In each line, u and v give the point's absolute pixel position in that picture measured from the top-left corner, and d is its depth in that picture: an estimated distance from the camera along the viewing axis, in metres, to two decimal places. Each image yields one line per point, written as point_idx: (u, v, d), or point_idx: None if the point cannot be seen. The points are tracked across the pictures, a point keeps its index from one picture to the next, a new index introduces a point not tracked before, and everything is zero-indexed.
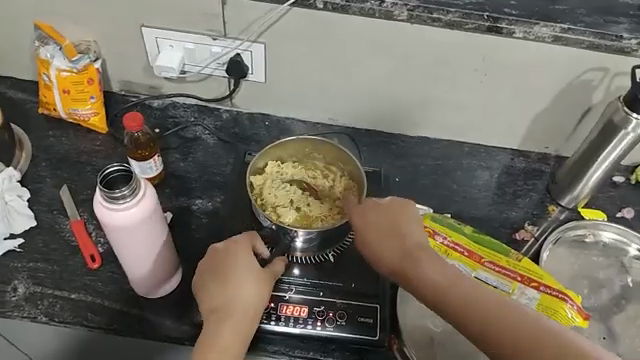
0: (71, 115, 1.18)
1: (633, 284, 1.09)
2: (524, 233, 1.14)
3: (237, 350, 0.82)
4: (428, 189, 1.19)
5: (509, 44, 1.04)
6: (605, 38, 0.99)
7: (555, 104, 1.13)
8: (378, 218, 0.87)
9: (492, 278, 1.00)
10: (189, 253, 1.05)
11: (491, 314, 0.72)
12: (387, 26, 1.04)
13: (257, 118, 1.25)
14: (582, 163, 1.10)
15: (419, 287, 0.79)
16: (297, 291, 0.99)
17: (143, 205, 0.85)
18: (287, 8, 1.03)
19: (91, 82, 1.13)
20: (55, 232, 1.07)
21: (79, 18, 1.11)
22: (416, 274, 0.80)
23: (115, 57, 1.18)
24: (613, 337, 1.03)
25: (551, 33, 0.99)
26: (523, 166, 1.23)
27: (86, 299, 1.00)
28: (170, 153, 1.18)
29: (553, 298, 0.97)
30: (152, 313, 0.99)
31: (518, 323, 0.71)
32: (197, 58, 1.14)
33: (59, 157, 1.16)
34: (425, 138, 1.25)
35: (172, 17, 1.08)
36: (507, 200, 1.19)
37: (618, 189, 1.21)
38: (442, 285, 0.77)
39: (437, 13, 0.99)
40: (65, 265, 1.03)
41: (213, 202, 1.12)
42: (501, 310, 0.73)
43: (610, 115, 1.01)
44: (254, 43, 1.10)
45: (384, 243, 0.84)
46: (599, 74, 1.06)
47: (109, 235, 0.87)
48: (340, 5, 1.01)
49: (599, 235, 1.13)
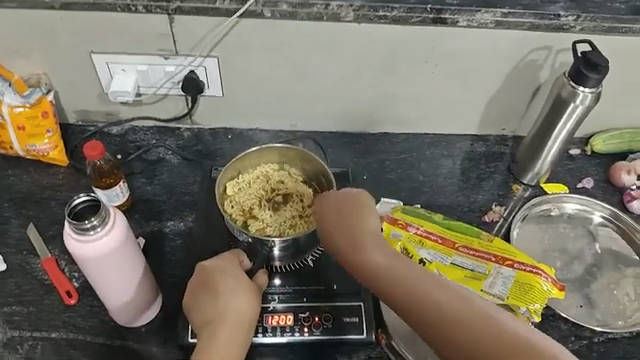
0: (29, 151, 1.15)
1: (601, 251, 1.14)
2: (492, 215, 1.17)
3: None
4: (396, 183, 1.21)
5: (456, 33, 1.07)
6: (544, 18, 1.03)
7: (506, 86, 1.17)
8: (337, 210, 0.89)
9: (467, 262, 1.03)
10: (168, 276, 1.04)
11: (463, 317, 0.75)
12: (336, 28, 1.06)
13: (219, 132, 1.24)
14: (539, 140, 1.14)
15: (382, 284, 0.80)
16: (280, 300, 0.99)
17: (114, 234, 0.84)
18: (236, 20, 1.04)
19: (45, 115, 1.10)
20: (27, 272, 1.04)
21: (26, 52, 1.09)
22: (378, 269, 0.81)
23: (68, 87, 1.16)
24: (589, 303, 1.07)
25: (492, 18, 1.03)
26: (484, 150, 1.27)
27: (68, 336, 0.98)
28: (135, 178, 1.17)
29: (527, 274, 1.00)
30: (137, 342, 0.97)
31: (489, 323, 0.74)
32: (151, 80, 1.13)
33: (22, 195, 1.13)
34: (387, 134, 1.28)
35: (122, 42, 1.07)
36: (472, 184, 1.22)
37: (575, 161, 1.26)
38: (401, 277, 0.80)
39: (383, 10, 1.02)
40: (41, 304, 1.01)
41: (185, 222, 1.11)
42: (471, 310, 0.75)
43: (558, 91, 1.05)
44: (207, 58, 1.10)
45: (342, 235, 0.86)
46: (544, 53, 1.10)
47: (84, 268, 0.86)
48: (287, 12, 1.02)
49: (564, 208, 1.19)
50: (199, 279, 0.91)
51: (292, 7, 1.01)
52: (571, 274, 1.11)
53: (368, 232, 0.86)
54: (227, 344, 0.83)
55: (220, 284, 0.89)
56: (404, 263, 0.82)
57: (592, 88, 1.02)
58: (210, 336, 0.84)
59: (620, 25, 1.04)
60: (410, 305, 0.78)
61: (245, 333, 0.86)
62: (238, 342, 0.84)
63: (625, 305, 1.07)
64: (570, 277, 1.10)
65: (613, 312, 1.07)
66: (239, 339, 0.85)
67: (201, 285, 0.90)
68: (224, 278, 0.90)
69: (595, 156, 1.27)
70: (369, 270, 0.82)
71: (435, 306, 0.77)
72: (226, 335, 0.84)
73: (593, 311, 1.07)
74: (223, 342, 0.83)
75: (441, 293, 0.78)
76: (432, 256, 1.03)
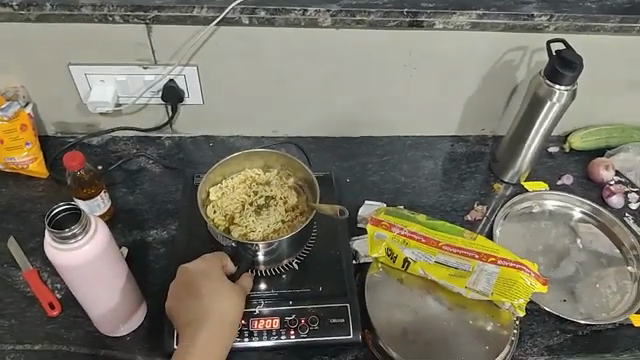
0: (8, 164, 1.14)
1: (583, 246, 1.15)
2: (475, 213, 1.18)
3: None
4: (379, 186, 1.22)
5: (432, 36, 1.09)
6: (518, 18, 1.05)
7: (483, 87, 1.19)
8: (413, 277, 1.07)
9: (452, 260, 1.02)
10: (152, 284, 1.04)
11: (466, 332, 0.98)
12: (313, 32, 1.07)
13: (201, 141, 1.24)
14: (518, 138, 1.16)
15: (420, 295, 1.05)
16: (266, 304, 0.99)
17: (96, 241, 0.83)
18: (214, 27, 1.04)
19: (24, 128, 1.10)
20: (8, 285, 1.03)
21: (3, 65, 1.09)
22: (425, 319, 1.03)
23: (46, 99, 1.15)
24: (573, 298, 1.09)
25: (468, 21, 1.05)
26: (464, 150, 1.28)
27: (51, 348, 0.96)
28: (117, 188, 1.16)
29: (511, 269, 0.98)
30: (122, 351, 0.96)
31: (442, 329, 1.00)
32: (131, 89, 1.13)
33: (1, 209, 1.12)
34: (368, 137, 1.28)
35: (101, 53, 1.07)
36: (454, 184, 1.23)
37: (555, 159, 1.28)
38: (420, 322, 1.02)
39: (359, 15, 1.03)
40: (23, 317, 0.99)
41: (168, 230, 1.11)
42: None
43: (535, 90, 1.07)
44: (185, 67, 1.10)
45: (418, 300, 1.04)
46: (519, 53, 1.12)
47: (66, 277, 0.85)
48: (265, 19, 1.02)
49: (544, 204, 1.21)
50: (183, 281, 0.91)
51: (270, 14, 1.01)
52: (554, 269, 1.12)
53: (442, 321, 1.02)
54: (207, 350, 0.86)
55: (204, 287, 0.90)
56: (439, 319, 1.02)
57: (568, 86, 1.04)
58: (192, 336, 0.87)
59: (593, 23, 1.06)
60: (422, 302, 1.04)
61: (225, 340, 0.88)
62: (217, 348, 0.87)
63: (608, 298, 1.09)
64: (552, 272, 1.11)
65: (597, 306, 1.08)
66: (218, 345, 0.87)
67: (184, 288, 0.90)
68: (208, 281, 0.90)
69: (573, 153, 1.29)
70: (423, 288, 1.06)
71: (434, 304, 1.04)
72: (206, 340, 0.86)
73: (576, 305, 1.08)
74: (201, 348, 0.86)
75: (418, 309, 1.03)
76: (416, 256, 1.04)
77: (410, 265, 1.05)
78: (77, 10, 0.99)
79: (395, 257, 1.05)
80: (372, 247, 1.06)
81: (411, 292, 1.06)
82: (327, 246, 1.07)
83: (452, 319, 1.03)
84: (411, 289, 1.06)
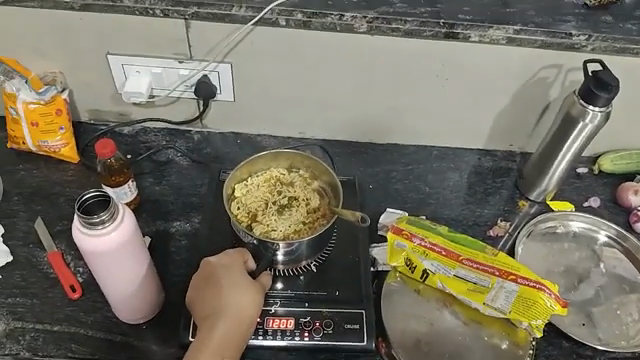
0: (41, 147, 1.17)
1: (606, 271, 1.13)
2: (497, 229, 1.17)
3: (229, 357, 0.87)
4: (402, 194, 1.21)
5: (467, 48, 1.08)
6: (555, 36, 1.04)
7: (515, 102, 1.18)
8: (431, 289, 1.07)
9: (471, 275, 1.01)
10: (172, 276, 1.05)
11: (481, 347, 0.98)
12: (348, 37, 1.07)
13: (229, 137, 1.26)
14: (547, 157, 1.14)
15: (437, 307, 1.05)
16: (282, 304, 1.00)
17: (122, 229, 0.85)
18: (251, 27, 1.06)
19: (59, 112, 1.12)
20: (33, 265, 1.05)
21: (44, 51, 1.12)
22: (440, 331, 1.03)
23: (82, 86, 1.18)
24: (591, 322, 1.07)
25: (505, 35, 1.04)
26: (491, 164, 1.27)
27: (70, 330, 0.98)
28: (144, 178, 1.18)
29: (531, 289, 0.97)
30: (138, 339, 0.98)
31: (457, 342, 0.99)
32: (165, 82, 1.15)
33: (32, 190, 1.15)
34: (394, 145, 1.28)
35: (138, 45, 1.09)
36: (478, 198, 1.22)
37: (583, 180, 1.26)
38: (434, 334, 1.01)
39: (395, 23, 1.03)
40: (45, 297, 1.02)
41: (191, 223, 1.12)
42: None
43: (568, 109, 1.06)
44: (220, 63, 1.12)
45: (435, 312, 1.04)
46: (554, 70, 1.11)
47: (91, 262, 0.87)
48: (302, 22, 1.03)
49: (569, 225, 1.19)
50: (203, 274, 0.92)
51: (307, 17, 1.03)
52: (574, 292, 1.10)
53: (458, 335, 1.02)
54: (223, 343, 0.87)
55: (224, 280, 0.91)
56: (454, 332, 1.02)
57: (602, 107, 1.02)
58: (208, 330, 0.88)
59: (632, 46, 1.05)
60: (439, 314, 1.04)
61: (242, 334, 0.89)
62: (234, 342, 0.88)
63: (628, 326, 1.07)
64: (572, 295, 1.10)
65: (615, 332, 1.06)
66: (235, 339, 0.88)
67: (204, 280, 0.92)
68: (227, 275, 0.91)
69: (602, 175, 1.27)
70: (440, 301, 1.06)
71: (450, 318, 1.04)
72: (223, 334, 0.87)
73: (594, 330, 1.06)
74: (218, 341, 0.87)
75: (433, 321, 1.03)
76: (435, 268, 1.03)
77: (428, 276, 1.05)
78: (120, 2, 1.02)
79: (414, 267, 1.05)
80: (391, 255, 1.06)
81: (428, 303, 1.05)
82: (347, 251, 1.08)
83: (467, 334, 1.02)
84: (427, 301, 1.05)
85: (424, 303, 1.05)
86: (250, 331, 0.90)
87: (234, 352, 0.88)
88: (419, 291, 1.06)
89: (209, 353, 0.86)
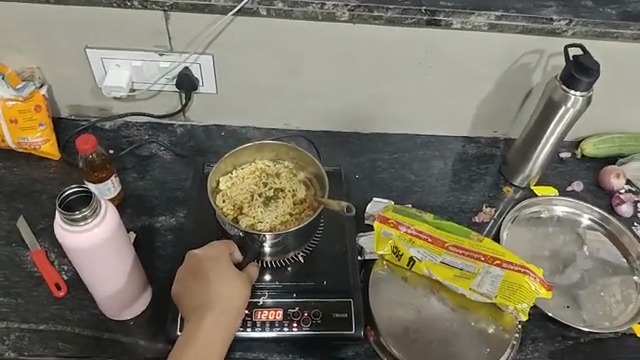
0: (21, 144, 1.15)
1: (589, 253, 1.15)
2: (483, 215, 1.18)
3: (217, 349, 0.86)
4: (388, 183, 1.22)
5: (449, 34, 1.08)
6: (536, 21, 1.04)
7: (498, 89, 1.18)
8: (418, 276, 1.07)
9: (458, 261, 1.02)
10: (158, 271, 1.05)
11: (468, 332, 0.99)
12: (330, 26, 1.07)
13: (213, 130, 1.25)
14: (531, 142, 1.15)
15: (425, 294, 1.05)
16: (270, 296, 1.00)
17: (105, 225, 0.84)
18: (231, 18, 1.05)
19: (38, 109, 1.11)
20: (16, 264, 1.04)
21: (20, 45, 1.10)
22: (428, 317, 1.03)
23: (61, 81, 1.16)
24: (576, 304, 1.08)
25: (486, 21, 1.04)
26: (475, 151, 1.28)
27: (56, 328, 0.97)
28: (127, 173, 1.17)
29: (516, 273, 0.98)
30: (125, 335, 0.97)
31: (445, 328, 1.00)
32: (146, 75, 1.13)
33: (13, 188, 1.13)
34: (379, 134, 1.28)
35: (117, 38, 1.08)
36: (463, 185, 1.23)
37: (566, 165, 1.27)
38: (422, 321, 1.02)
39: (377, 11, 1.03)
40: (30, 296, 1.00)
41: (176, 217, 1.12)
42: None
43: (550, 94, 1.06)
44: (201, 55, 1.10)
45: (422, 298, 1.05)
46: (535, 56, 1.12)
47: (75, 259, 0.86)
48: (283, 11, 1.02)
49: (553, 210, 1.20)
50: (189, 267, 0.92)
51: (288, 6, 1.02)
52: (559, 275, 1.11)
53: (445, 321, 1.02)
54: (212, 335, 0.87)
55: (210, 273, 0.90)
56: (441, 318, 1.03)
57: (583, 92, 1.03)
58: (196, 323, 0.87)
59: (612, 30, 1.05)
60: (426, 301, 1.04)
61: (230, 326, 0.88)
62: (222, 334, 0.87)
63: (611, 307, 1.08)
64: (557, 278, 1.11)
65: (600, 313, 1.08)
66: (224, 330, 0.88)
67: (191, 274, 0.91)
68: (214, 267, 0.91)
69: (585, 159, 1.28)
70: (428, 288, 1.06)
71: (438, 304, 1.04)
72: (211, 326, 0.87)
73: (579, 312, 1.08)
74: (207, 333, 0.87)
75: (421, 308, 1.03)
76: (422, 255, 1.04)
77: (415, 263, 1.05)
78: None
79: (400, 255, 1.05)
80: (378, 244, 1.07)
81: (416, 290, 1.06)
82: (334, 241, 1.08)
83: (454, 320, 1.03)
84: (415, 288, 1.06)
85: (412, 291, 1.06)
86: (238, 322, 0.89)
87: (224, 343, 0.87)
88: (406, 279, 1.07)
89: (198, 345, 0.85)
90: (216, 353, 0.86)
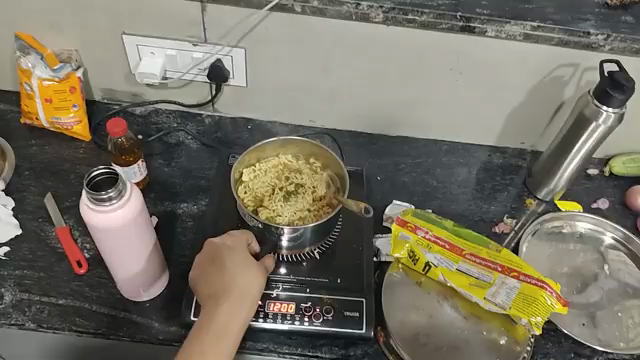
0: (54, 124, 1.19)
1: (610, 273, 1.13)
2: (503, 226, 1.17)
3: (232, 336, 0.87)
4: (409, 187, 1.21)
5: (484, 42, 1.08)
6: (573, 34, 1.03)
7: (529, 99, 1.17)
8: (432, 283, 1.07)
9: (474, 270, 1.02)
10: (177, 256, 1.07)
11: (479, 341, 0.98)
12: (362, 28, 1.07)
13: (240, 122, 1.26)
14: (558, 155, 1.13)
15: (437, 301, 1.05)
16: (284, 289, 1.01)
17: (129, 207, 0.86)
18: (266, 13, 1.06)
19: (73, 90, 1.14)
20: (41, 239, 1.07)
21: (61, 28, 1.13)
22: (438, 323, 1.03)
23: (97, 65, 1.19)
24: (593, 324, 1.07)
25: (521, 31, 1.03)
26: (500, 161, 1.27)
27: (74, 304, 1.00)
28: (154, 159, 1.19)
29: (533, 286, 0.97)
30: (140, 316, 1.00)
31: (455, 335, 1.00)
32: (179, 65, 1.15)
33: (43, 165, 1.17)
34: (404, 137, 1.28)
35: (154, 26, 1.10)
36: (485, 195, 1.22)
37: (593, 181, 1.25)
38: (432, 326, 1.02)
39: (412, 14, 1.03)
40: (52, 271, 1.04)
41: (198, 205, 1.14)
42: None
43: (581, 108, 1.05)
44: (234, 48, 1.12)
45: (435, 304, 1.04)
46: (570, 69, 1.10)
47: (97, 239, 0.88)
48: (318, 9, 1.03)
49: (575, 226, 1.18)
50: (208, 254, 0.94)
51: (323, 5, 1.03)
52: (577, 292, 1.10)
53: (456, 327, 1.02)
54: (228, 320, 0.87)
55: (228, 260, 0.92)
56: (453, 325, 1.02)
57: (616, 108, 1.01)
58: (211, 309, 0.88)
59: None
60: (438, 308, 1.04)
61: (246, 312, 0.89)
62: (238, 320, 0.88)
63: (629, 329, 1.06)
64: (575, 295, 1.09)
65: (616, 334, 1.05)
66: (239, 316, 0.88)
67: (208, 260, 0.93)
68: (231, 256, 0.92)
69: (613, 177, 1.26)
70: (441, 295, 1.06)
71: (449, 312, 1.04)
72: (227, 311, 0.88)
73: (595, 331, 1.06)
74: (222, 317, 0.87)
75: (433, 315, 1.03)
76: (438, 261, 1.04)
77: (430, 269, 1.05)
78: None
79: (416, 259, 1.05)
80: (395, 247, 1.07)
81: (429, 295, 1.06)
82: (350, 240, 1.08)
83: (466, 328, 1.02)
84: (428, 293, 1.06)
85: (425, 296, 1.05)
86: (252, 312, 0.90)
87: (239, 329, 0.88)
88: (420, 284, 1.07)
89: (213, 329, 0.86)
90: (231, 340, 0.86)
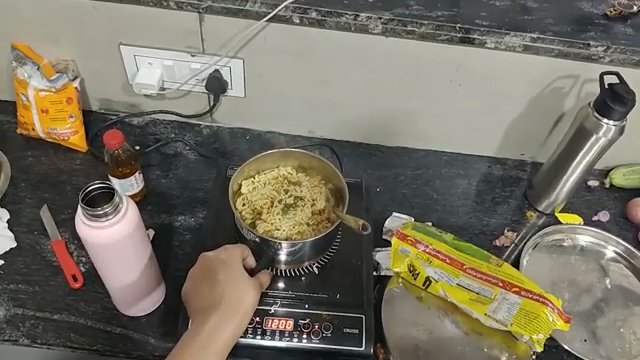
0: (50, 134, 1.17)
1: (611, 286, 1.12)
2: (503, 239, 1.16)
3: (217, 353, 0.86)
4: (409, 199, 1.20)
5: (483, 53, 1.07)
6: (573, 46, 1.02)
7: (528, 111, 1.16)
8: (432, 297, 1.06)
9: (474, 284, 1.00)
10: (173, 270, 1.05)
11: None
12: (360, 39, 1.06)
13: (238, 133, 1.25)
14: (559, 168, 1.12)
15: (437, 316, 1.04)
16: (282, 304, 1.00)
17: (125, 221, 0.85)
18: (264, 24, 1.05)
19: (70, 101, 1.13)
20: (36, 253, 1.06)
21: (57, 39, 1.12)
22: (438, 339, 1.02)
23: (94, 75, 1.18)
24: (594, 339, 1.05)
25: (521, 43, 1.02)
26: (501, 173, 1.26)
27: (69, 319, 0.99)
28: (152, 170, 1.18)
29: (533, 302, 0.97)
30: (137, 332, 0.98)
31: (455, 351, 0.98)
32: (176, 75, 1.14)
33: (39, 177, 1.15)
34: (404, 148, 1.27)
35: (152, 37, 1.09)
36: (485, 207, 1.21)
37: (594, 193, 1.24)
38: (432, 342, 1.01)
39: (411, 25, 1.02)
40: (47, 285, 1.02)
41: (195, 218, 1.12)
42: None
43: (582, 121, 1.04)
44: (232, 59, 1.11)
45: (435, 319, 1.03)
46: (570, 81, 1.09)
47: (92, 254, 0.87)
48: (316, 20, 1.02)
49: (576, 239, 1.17)
50: (201, 268, 0.92)
51: (321, 16, 1.02)
52: (578, 306, 1.09)
53: (456, 345, 1.01)
54: (211, 337, 0.86)
55: (220, 275, 0.90)
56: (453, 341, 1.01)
57: (617, 121, 1.00)
58: (199, 323, 0.87)
59: None
60: (438, 323, 1.03)
61: (232, 331, 0.88)
62: (223, 338, 0.87)
63: (631, 344, 1.05)
64: (576, 310, 1.08)
65: (618, 350, 1.04)
66: (225, 334, 0.87)
67: (201, 274, 0.91)
68: (225, 270, 0.91)
69: (613, 189, 1.25)
70: (442, 310, 1.05)
71: (450, 329, 1.02)
72: (214, 328, 0.87)
73: (597, 346, 1.04)
74: (206, 335, 0.86)
75: (434, 330, 1.02)
76: (438, 275, 1.02)
77: (431, 284, 1.04)
78: None
79: (416, 274, 1.04)
80: (395, 261, 1.05)
81: (429, 310, 1.04)
82: (350, 254, 1.07)
83: (466, 344, 1.01)
84: (429, 308, 1.04)
85: (425, 311, 1.04)
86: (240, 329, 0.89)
87: (223, 348, 0.86)
88: (421, 299, 1.05)
89: (197, 346, 0.85)
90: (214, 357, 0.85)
